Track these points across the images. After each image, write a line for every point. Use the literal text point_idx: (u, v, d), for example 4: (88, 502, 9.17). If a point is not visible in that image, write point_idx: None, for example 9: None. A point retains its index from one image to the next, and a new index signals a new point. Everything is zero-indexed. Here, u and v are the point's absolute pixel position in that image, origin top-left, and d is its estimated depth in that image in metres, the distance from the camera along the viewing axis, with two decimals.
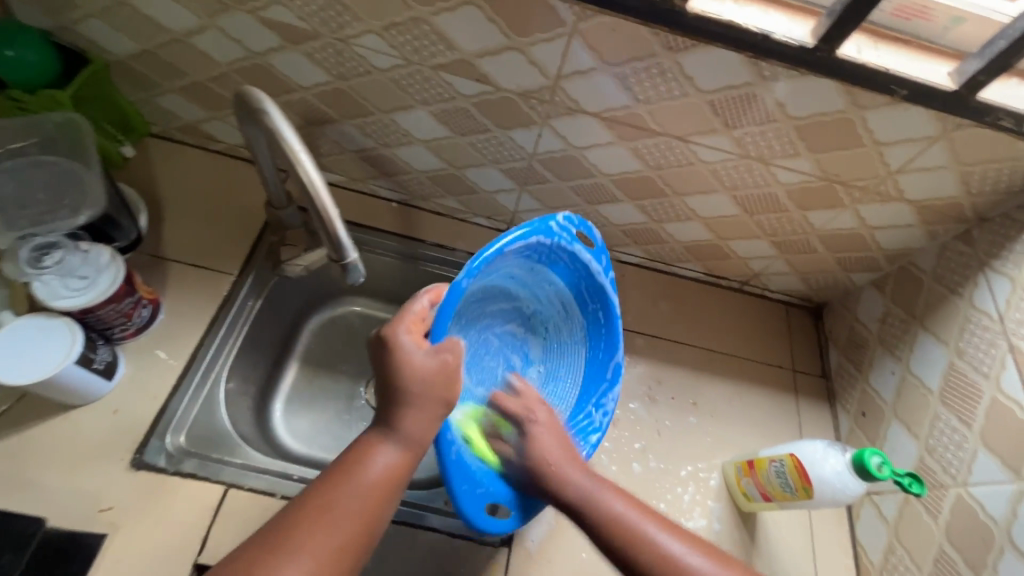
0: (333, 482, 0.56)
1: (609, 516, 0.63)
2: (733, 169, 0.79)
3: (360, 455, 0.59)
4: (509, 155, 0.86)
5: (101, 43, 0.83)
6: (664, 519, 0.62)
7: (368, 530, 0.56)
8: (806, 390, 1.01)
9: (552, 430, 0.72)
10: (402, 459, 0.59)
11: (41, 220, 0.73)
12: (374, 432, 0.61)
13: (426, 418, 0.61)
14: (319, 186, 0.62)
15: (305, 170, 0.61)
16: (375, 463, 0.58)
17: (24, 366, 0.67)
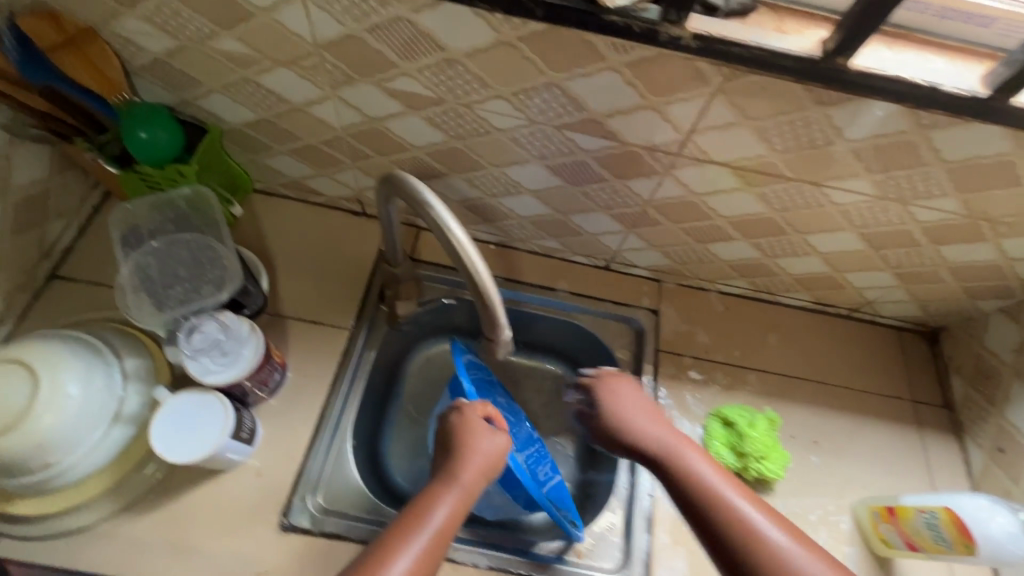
0: (407, 523, 0.67)
1: (698, 472, 0.71)
2: (867, 211, 0.76)
3: (426, 502, 0.69)
4: (623, 202, 0.85)
5: (218, 114, 0.84)
6: (750, 496, 0.68)
7: (431, 566, 0.65)
8: (929, 423, 0.97)
9: (631, 397, 0.83)
10: (458, 507, 0.70)
11: (189, 299, 0.76)
12: (436, 484, 0.72)
13: (478, 473, 0.73)
14: (487, 281, 0.62)
15: (468, 259, 0.61)
16: (438, 510, 0.68)
17: (188, 445, 0.71)
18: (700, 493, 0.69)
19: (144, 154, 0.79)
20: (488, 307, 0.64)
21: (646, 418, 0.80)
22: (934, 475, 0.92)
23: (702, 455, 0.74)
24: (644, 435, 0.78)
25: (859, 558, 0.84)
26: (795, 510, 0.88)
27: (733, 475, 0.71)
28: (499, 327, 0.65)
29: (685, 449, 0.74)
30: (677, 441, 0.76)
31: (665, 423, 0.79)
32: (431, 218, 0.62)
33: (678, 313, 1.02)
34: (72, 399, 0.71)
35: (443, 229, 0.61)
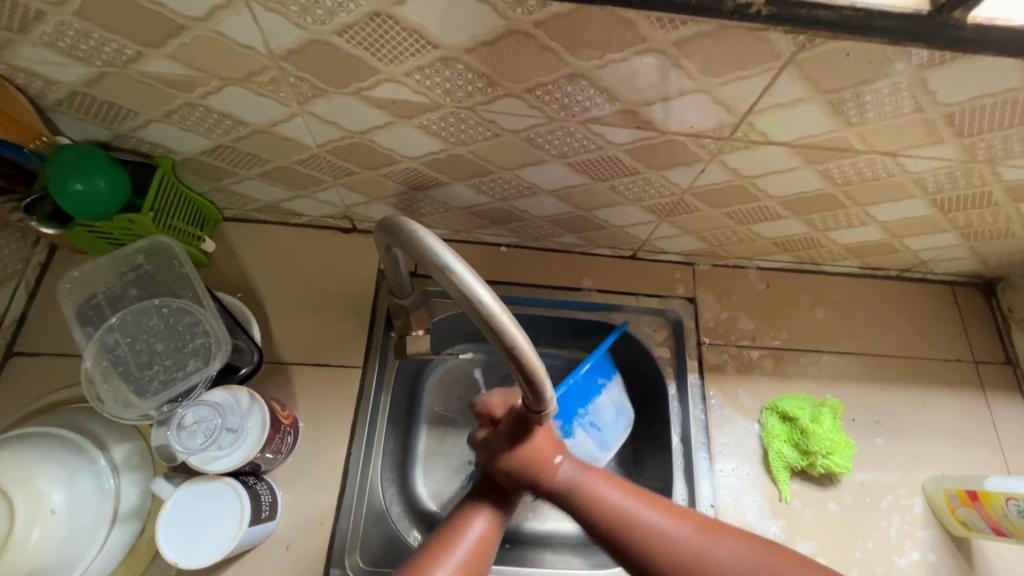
0: (436, 542, 0.54)
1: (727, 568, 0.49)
2: (944, 176, 0.66)
3: (462, 514, 0.57)
4: (657, 192, 0.73)
5: (166, 145, 0.70)
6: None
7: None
8: (992, 383, 0.91)
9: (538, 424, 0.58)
10: (498, 518, 0.57)
11: (171, 379, 0.64)
12: (471, 494, 0.59)
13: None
14: (506, 322, 0.46)
15: (515, 343, 0.47)
16: (474, 525, 0.55)
17: (205, 544, 0.61)
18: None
19: (84, 209, 0.66)
20: (540, 391, 0.50)
21: (632, 507, 0.53)
22: (1003, 439, 0.87)
23: (725, 534, 0.51)
24: (641, 537, 0.51)
25: (936, 541, 0.79)
26: (865, 499, 0.82)
27: (775, 542, 0.51)
28: (549, 402, 0.51)
29: (702, 537, 0.51)
30: (679, 531, 0.51)
31: (652, 499, 0.54)
32: (462, 297, 0.47)
33: (717, 298, 0.93)
34: (57, 510, 0.61)
35: (482, 311, 0.46)
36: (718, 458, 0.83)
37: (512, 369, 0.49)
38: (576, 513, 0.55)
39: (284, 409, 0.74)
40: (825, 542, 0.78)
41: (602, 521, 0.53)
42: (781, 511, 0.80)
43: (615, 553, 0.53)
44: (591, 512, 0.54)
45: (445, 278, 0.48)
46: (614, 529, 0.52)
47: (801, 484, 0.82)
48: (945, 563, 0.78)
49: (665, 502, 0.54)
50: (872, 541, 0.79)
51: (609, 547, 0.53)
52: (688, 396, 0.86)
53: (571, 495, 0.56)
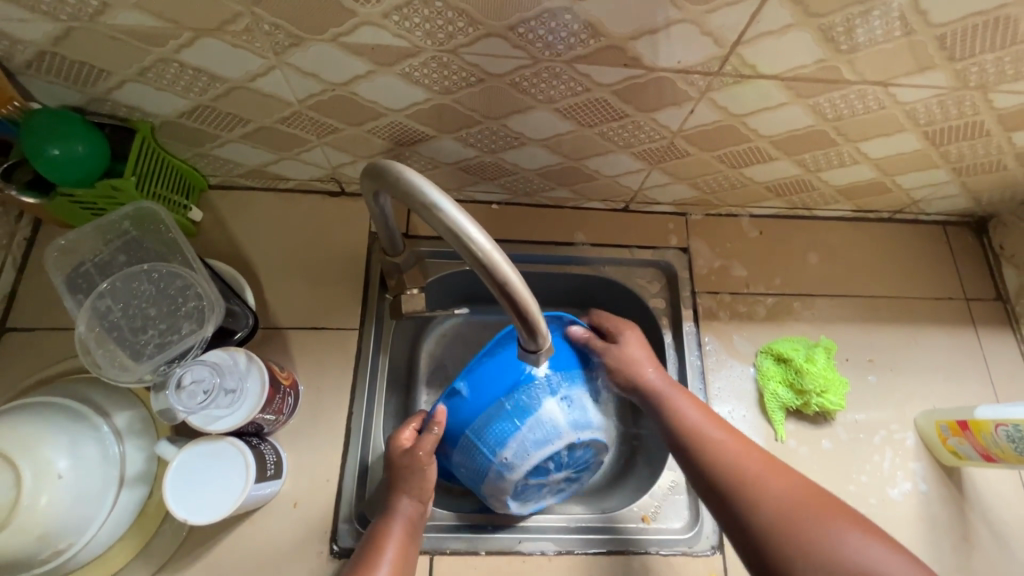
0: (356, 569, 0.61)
1: (780, 493, 0.59)
2: (936, 105, 0.65)
3: (372, 541, 0.64)
4: (647, 137, 0.72)
5: (142, 108, 0.68)
6: (861, 523, 0.56)
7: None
8: (983, 319, 0.92)
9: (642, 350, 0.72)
10: (405, 537, 0.65)
11: (166, 342, 0.64)
12: (378, 521, 0.67)
13: (418, 501, 0.67)
14: (496, 258, 0.47)
15: (507, 279, 0.47)
16: (385, 552, 0.63)
17: (212, 501, 0.62)
18: (779, 535, 0.56)
19: (62, 175, 0.65)
20: (535, 326, 0.51)
21: (709, 429, 0.66)
22: (993, 372, 0.89)
23: (782, 474, 0.61)
24: (709, 447, 0.64)
25: (927, 472, 0.82)
26: (859, 435, 0.83)
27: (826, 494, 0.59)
28: (544, 337, 0.52)
29: (763, 465, 0.62)
30: (745, 459, 0.63)
31: (727, 428, 0.67)
32: (451, 235, 0.47)
33: (710, 246, 0.93)
34: (63, 476, 0.61)
35: (471, 247, 0.46)
36: (715, 402, 0.84)
37: (504, 305, 0.50)
38: (659, 417, 0.69)
39: (283, 371, 0.75)
40: (819, 478, 0.80)
41: (679, 431, 0.67)
42: (777, 450, 0.81)
43: (684, 454, 0.66)
44: (673, 421, 0.68)
45: (433, 217, 0.48)
46: (691, 437, 0.66)
47: (796, 423, 0.84)
48: (936, 492, 0.81)
49: (741, 440, 0.65)
50: (866, 474, 0.81)
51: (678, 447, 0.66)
52: (684, 344, 0.87)
53: (660, 404, 0.69)
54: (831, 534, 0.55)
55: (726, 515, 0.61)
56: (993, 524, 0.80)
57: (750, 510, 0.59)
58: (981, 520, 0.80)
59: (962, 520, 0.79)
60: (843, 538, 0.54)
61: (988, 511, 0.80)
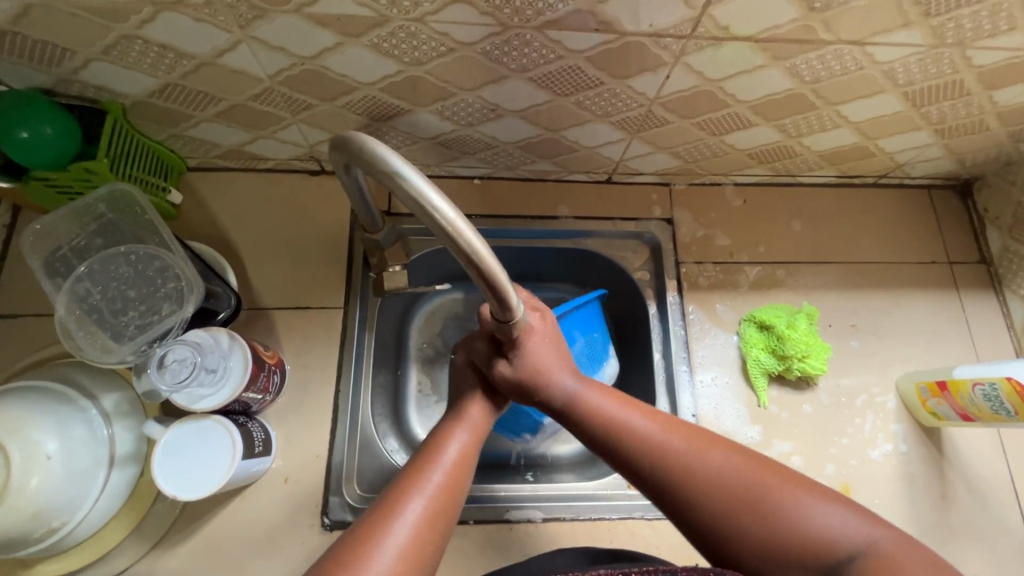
0: (413, 469, 0.56)
1: (723, 477, 0.52)
2: (914, 64, 0.65)
3: (434, 441, 0.59)
4: (625, 105, 0.71)
5: (111, 87, 0.67)
6: (812, 487, 0.51)
7: (449, 511, 0.54)
8: (966, 282, 0.93)
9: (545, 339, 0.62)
10: (472, 443, 0.60)
11: (147, 323, 0.65)
12: (444, 423, 0.62)
13: (489, 409, 0.64)
14: (459, 226, 0.47)
15: (471, 248, 0.48)
16: (450, 445, 0.58)
17: (201, 477, 0.63)
18: (727, 516, 0.51)
19: (33, 158, 0.64)
20: (504, 296, 0.51)
21: (626, 419, 0.58)
22: (974, 334, 0.89)
23: (716, 444, 0.55)
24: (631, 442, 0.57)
25: (907, 433, 0.83)
26: (841, 399, 0.84)
27: (769, 460, 0.54)
28: (513, 307, 0.53)
29: (695, 447, 0.55)
30: (674, 443, 0.55)
31: (651, 415, 0.59)
32: (417, 205, 0.47)
33: (694, 216, 0.92)
34: (53, 457, 0.62)
35: (436, 217, 0.47)
36: (699, 369, 0.85)
37: (472, 275, 0.50)
38: (574, 425, 0.60)
39: (268, 350, 0.75)
40: (800, 441, 0.82)
41: (602, 433, 0.58)
42: (759, 415, 0.83)
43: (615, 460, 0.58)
44: (590, 425, 0.59)
45: (397, 187, 0.48)
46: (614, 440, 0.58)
47: (779, 389, 0.85)
48: (916, 453, 0.82)
49: (663, 421, 0.58)
50: (847, 437, 0.82)
51: (603, 452, 0.58)
52: (668, 314, 0.88)
53: (568, 411, 0.60)
54: (784, 504, 0.50)
55: (670, 510, 0.54)
56: (971, 482, 0.81)
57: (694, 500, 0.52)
58: (961, 479, 0.81)
59: (942, 478, 0.81)
60: (795, 505, 0.49)
61: (967, 471, 0.82)
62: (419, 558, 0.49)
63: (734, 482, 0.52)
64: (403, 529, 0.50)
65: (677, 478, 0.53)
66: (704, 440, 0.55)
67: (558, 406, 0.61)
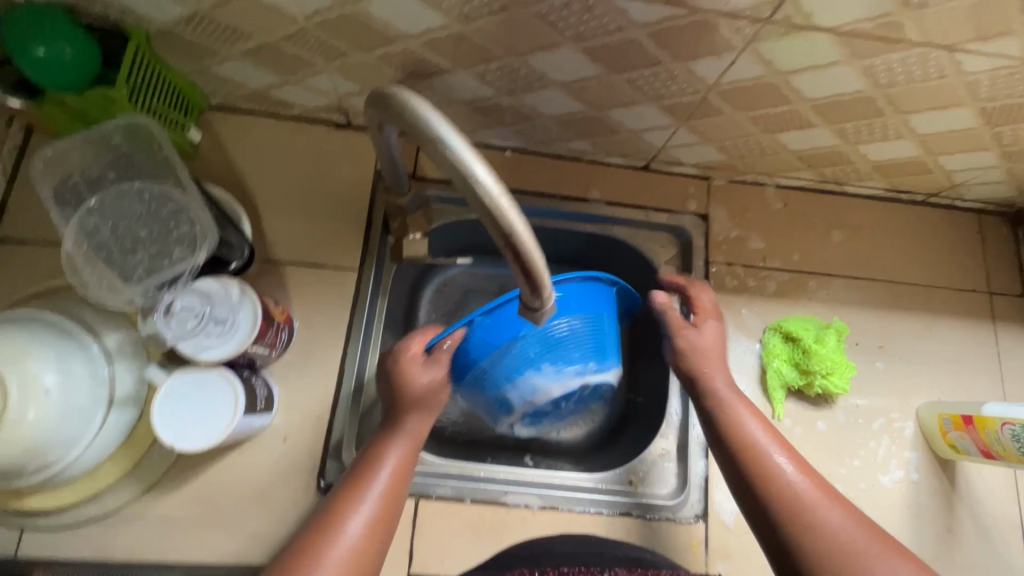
0: (353, 484, 0.60)
1: (841, 530, 0.54)
2: (1001, 79, 0.59)
3: (371, 457, 0.62)
4: (680, 89, 0.67)
5: (135, 10, 0.62)
6: (917, 564, 0.52)
7: (383, 532, 0.58)
8: (1004, 314, 0.89)
9: (716, 343, 0.70)
10: (406, 456, 0.63)
11: (157, 266, 0.62)
12: (383, 432, 0.65)
13: (426, 417, 0.66)
14: (503, 203, 0.44)
15: (512, 228, 0.45)
16: (387, 462, 0.62)
17: (198, 430, 0.61)
18: (830, 559, 0.53)
19: (49, 78, 0.60)
20: (538, 283, 0.48)
21: (769, 449, 0.61)
22: (1004, 369, 0.86)
23: (839, 505, 0.57)
24: (766, 467, 0.59)
25: (922, 462, 0.81)
26: (859, 420, 0.82)
27: (881, 530, 0.55)
28: (545, 297, 0.49)
29: (821, 494, 0.57)
30: (804, 484, 0.58)
31: (789, 450, 0.61)
32: (459, 176, 0.44)
33: (730, 214, 0.88)
34: (51, 391, 0.60)
35: (478, 190, 0.44)
36: None
37: (508, 258, 0.47)
38: (713, 428, 0.65)
39: (278, 306, 0.73)
40: (811, 458, 0.80)
41: (736, 445, 0.62)
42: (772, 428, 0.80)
43: (737, 472, 0.61)
44: (730, 430, 0.63)
45: (439, 155, 0.45)
46: (747, 456, 0.61)
47: (796, 403, 0.82)
48: (927, 483, 0.80)
49: (797, 460, 0.60)
50: (859, 459, 0.80)
51: (729, 458, 0.62)
52: None
53: (715, 409, 0.65)
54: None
55: (770, 532, 0.57)
56: (980, 519, 0.79)
57: (798, 538, 0.55)
58: (969, 514, 0.79)
59: (950, 512, 0.79)
60: None
61: (976, 507, 0.80)
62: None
63: (848, 535, 0.54)
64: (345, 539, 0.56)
65: (795, 514, 0.56)
66: (829, 493, 0.58)
67: (710, 403, 0.66)
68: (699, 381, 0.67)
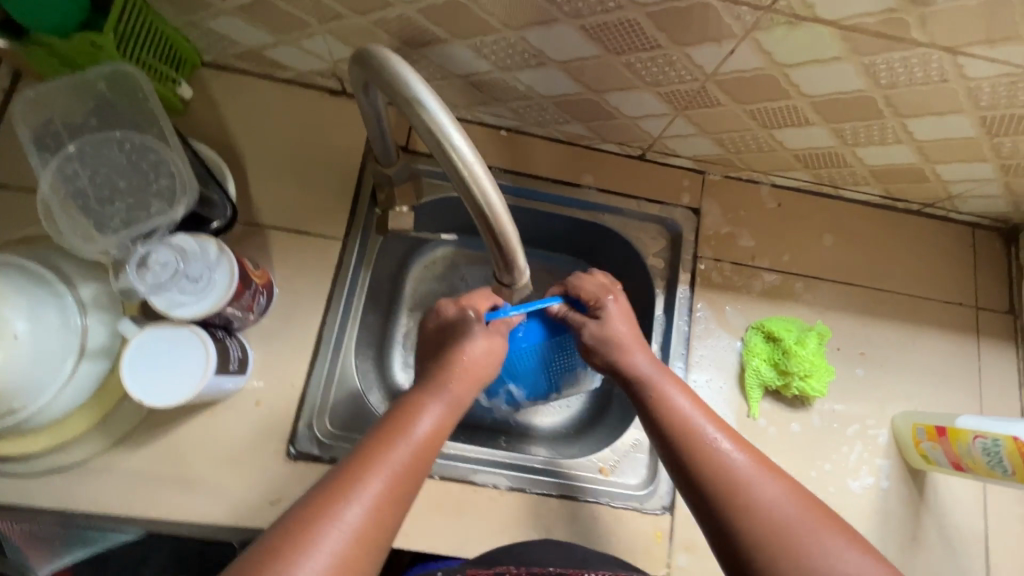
0: (383, 436, 0.55)
1: (777, 505, 0.54)
2: (1003, 86, 0.58)
3: (407, 411, 0.58)
4: (678, 76, 0.65)
5: None
6: (849, 532, 0.52)
7: (410, 488, 0.53)
8: (988, 330, 0.88)
9: (623, 315, 0.70)
10: (445, 418, 0.59)
11: (134, 219, 0.61)
12: (419, 390, 0.61)
13: (469, 383, 0.62)
14: (478, 175, 0.44)
15: (486, 202, 0.45)
16: (424, 418, 0.58)
17: (167, 387, 0.61)
18: (765, 536, 0.52)
19: (33, 18, 0.59)
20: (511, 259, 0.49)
21: (703, 426, 0.61)
22: (983, 385, 0.86)
23: (778, 477, 0.56)
24: (701, 447, 0.59)
25: (892, 470, 0.81)
26: (834, 425, 0.82)
27: (817, 500, 0.55)
28: (519, 272, 0.50)
29: (756, 469, 0.57)
30: (738, 459, 0.57)
31: (722, 426, 0.61)
32: (436, 143, 0.43)
33: (722, 210, 0.87)
34: (21, 338, 0.60)
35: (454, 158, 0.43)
36: (694, 369, 0.82)
37: (482, 230, 0.47)
38: (647, 410, 0.64)
39: (257, 269, 0.72)
40: (782, 459, 0.80)
41: (671, 425, 0.61)
42: (747, 426, 0.80)
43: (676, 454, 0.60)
44: (662, 411, 0.63)
45: (418, 120, 0.44)
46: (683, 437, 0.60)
47: (772, 404, 0.82)
48: (896, 491, 0.80)
49: (733, 437, 0.60)
50: (830, 463, 0.80)
51: (666, 441, 0.61)
52: (675, 307, 0.84)
53: (644, 390, 0.65)
54: (818, 552, 0.51)
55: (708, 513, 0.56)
56: (945, 530, 0.80)
57: (742, 518, 0.54)
58: (935, 524, 0.80)
59: (916, 521, 0.79)
60: (833, 555, 0.50)
61: (943, 518, 0.80)
62: (377, 532, 0.49)
63: (785, 509, 0.53)
64: (373, 485, 0.51)
65: (732, 490, 0.55)
66: (767, 467, 0.57)
67: (640, 383, 0.66)
68: (619, 362, 0.67)
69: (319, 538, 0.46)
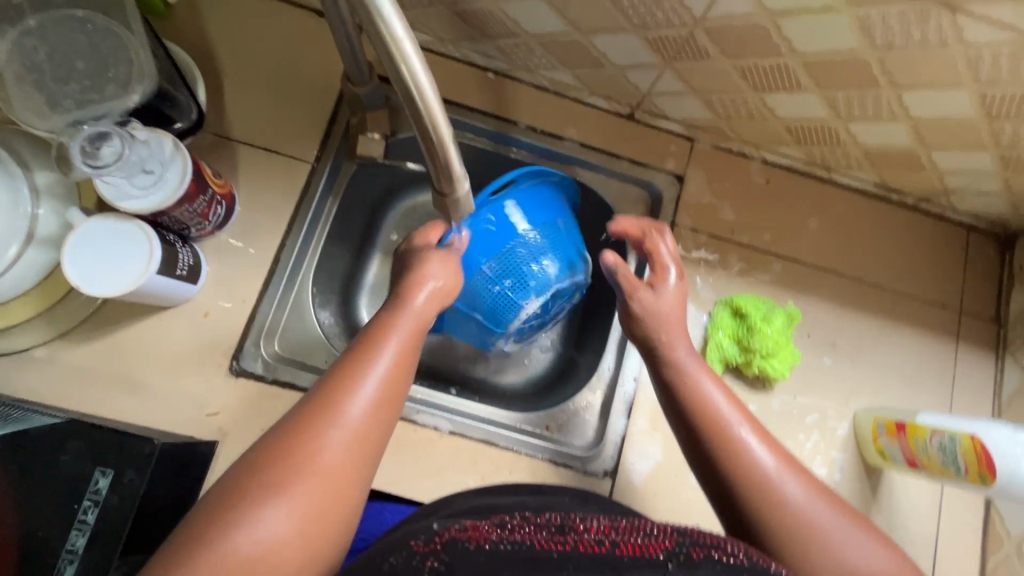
0: (353, 357, 0.53)
1: (794, 498, 0.51)
2: (1004, 58, 0.55)
3: (377, 331, 0.56)
4: (666, 19, 0.62)
5: None
6: (870, 528, 0.50)
7: (391, 411, 0.52)
8: (969, 336, 0.85)
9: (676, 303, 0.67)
10: (415, 335, 0.57)
11: (87, 101, 0.60)
12: (389, 311, 0.58)
13: (437, 301, 0.61)
14: (410, 54, 0.43)
15: (416, 84, 0.44)
16: (393, 337, 0.55)
17: (105, 277, 0.60)
18: (783, 529, 0.50)
19: None
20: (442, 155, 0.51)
21: (731, 416, 0.57)
22: (956, 390, 0.83)
23: (799, 473, 0.54)
24: (726, 441, 0.56)
25: (847, 464, 0.78)
26: (793, 411, 0.79)
27: (834, 493, 0.53)
28: (453, 171, 0.53)
29: (778, 463, 0.54)
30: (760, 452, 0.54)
31: (750, 421, 0.58)
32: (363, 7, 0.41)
33: (708, 180, 0.84)
34: None
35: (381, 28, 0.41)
36: None
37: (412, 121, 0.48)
38: (674, 398, 0.61)
39: (219, 178, 0.71)
40: None
41: (697, 415, 0.58)
42: None
43: (697, 444, 0.57)
44: (692, 401, 0.59)
45: None
46: (706, 428, 0.57)
47: (732, 382, 0.80)
48: (848, 485, 0.78)
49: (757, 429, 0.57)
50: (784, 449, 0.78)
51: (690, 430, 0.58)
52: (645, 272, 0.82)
53: (677, 377, 0.62)
54: (833, 547, 0.49)
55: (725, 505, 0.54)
56: (894, 531, 0.77)
57: (758, 509, 0.52)
58: (884, 524, 0.77)
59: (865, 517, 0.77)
60: (849, 550, 0.48)
61: (893, 518, 0.77)
62: (361, 459, 0.48)
63: (807, 506, 0.51)
64: (358, 409, 0.49)
65: (751, 485, 0.53)
66: (787, 460, 0.55)
67: (672, 371, 0.62)
68: (662, 353, 0.64)
69: (298, 464, 0.45)
